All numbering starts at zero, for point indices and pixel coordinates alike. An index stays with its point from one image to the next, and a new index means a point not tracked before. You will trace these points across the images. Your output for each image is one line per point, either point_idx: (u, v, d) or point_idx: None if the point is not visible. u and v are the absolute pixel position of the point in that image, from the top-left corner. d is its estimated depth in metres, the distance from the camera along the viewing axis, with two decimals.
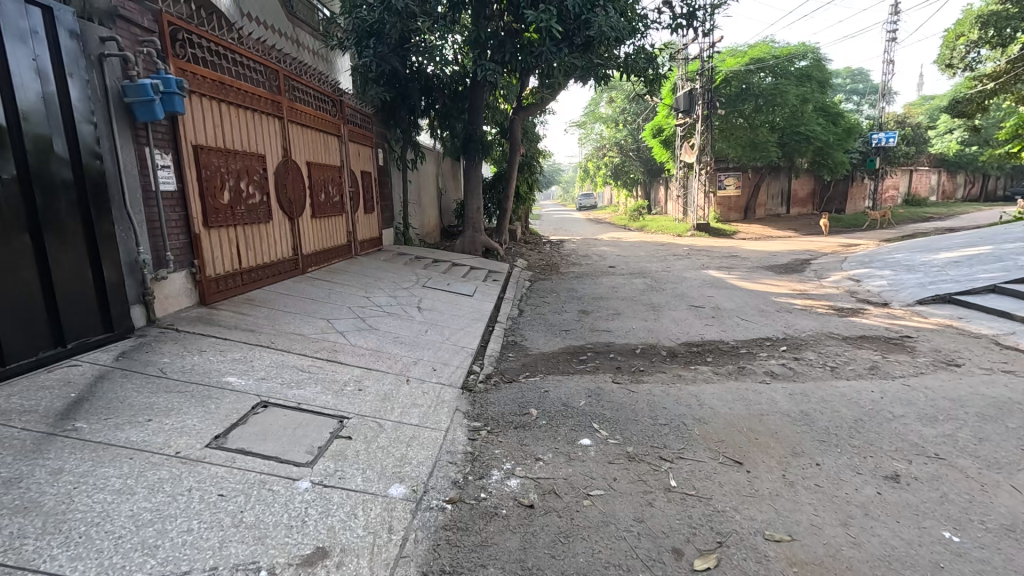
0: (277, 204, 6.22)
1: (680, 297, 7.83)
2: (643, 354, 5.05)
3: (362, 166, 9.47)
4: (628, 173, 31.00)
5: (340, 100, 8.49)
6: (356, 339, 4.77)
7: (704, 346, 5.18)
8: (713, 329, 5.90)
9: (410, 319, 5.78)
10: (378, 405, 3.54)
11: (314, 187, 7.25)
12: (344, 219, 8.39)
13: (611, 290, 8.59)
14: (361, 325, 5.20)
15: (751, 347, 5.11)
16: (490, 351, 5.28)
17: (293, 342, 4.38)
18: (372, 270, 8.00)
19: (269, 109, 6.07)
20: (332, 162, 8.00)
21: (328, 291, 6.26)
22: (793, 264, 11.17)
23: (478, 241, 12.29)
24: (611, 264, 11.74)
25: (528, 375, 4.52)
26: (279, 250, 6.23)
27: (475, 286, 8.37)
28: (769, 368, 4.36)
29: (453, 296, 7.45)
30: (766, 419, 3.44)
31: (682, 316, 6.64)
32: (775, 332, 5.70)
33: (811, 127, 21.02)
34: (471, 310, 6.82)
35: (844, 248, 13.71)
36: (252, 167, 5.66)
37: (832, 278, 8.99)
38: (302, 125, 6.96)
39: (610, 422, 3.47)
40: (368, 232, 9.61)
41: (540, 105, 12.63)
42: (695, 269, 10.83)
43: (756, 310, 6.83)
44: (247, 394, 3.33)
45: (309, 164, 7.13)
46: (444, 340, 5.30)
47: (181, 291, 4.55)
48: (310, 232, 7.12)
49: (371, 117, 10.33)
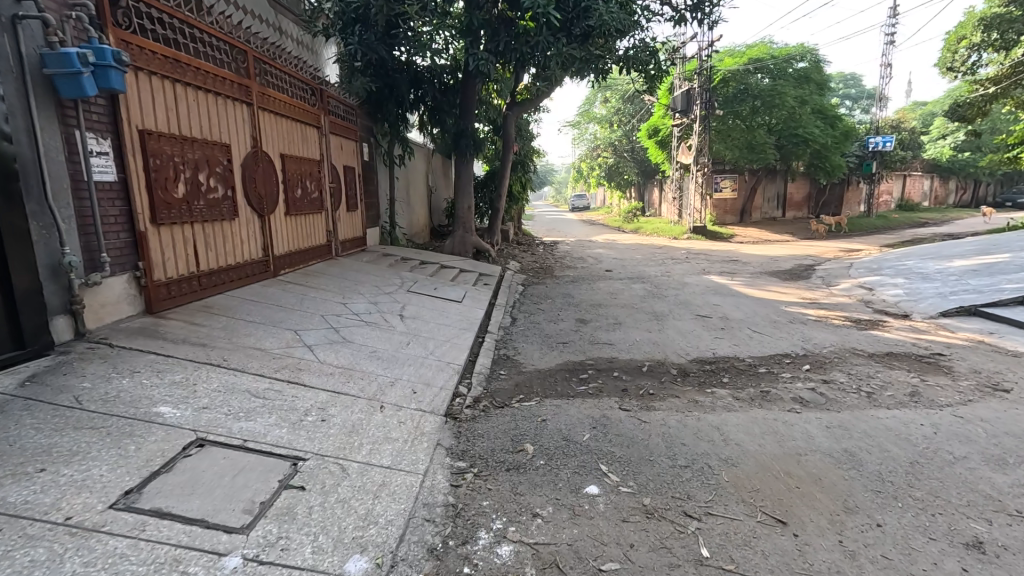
0: (244, 199, 5.61)
1: (684, 306, 7.30)
2: (650, 372, 4.51)
3: (346, 160, 8.86)
4: (622, 174, 30.59)
5: (321, 89, 7.87)
6: (325, 354, 4.17)
7: (717, 365, 4.66)
8: (725, 343, 5.38)
9: (390, 330, 5.19)
10: (343, 442, 2.95)
11: (289, 182, 6.63)
12: (323, 217, 7.77)
13: (610, 296, 8.06)
14: (333, 337, 4.59)
15: (770, 366, 4.59)
16: (479, 368, 4.70)
17: (249, 359, 3.77)
18: (352, 273, 7.39)
19: (236, 93, 5.45)
20: (310, 155, 7.38)
21: (300, 297, 5.64)
22: (798, 270, 10.71)
23: (468, 241, 11.69)
24: (607, 267, 11.23)
25: (522, 399, 3.95)
26: (246, 251, 5.61)
27: (464, 290, 7.78)
28: (798, 393, 3.83)
29: (440, 302, 6.86)
30: (805, 459, 2.90)
31: (689, 327, 6.10)
32: (793, 347, 5.19)
33: (810, 129, 20.66)
34: (460, 318, 6.24)
35: (846, 253, 13.33)
36: (214, 157, 5.04)
37: (842, 286, 8.52)
38: (276, 114, 6.35)
39: (621, 463, 2.91)
40: (350, 231, 8.99)
41: (535, 100, 12.08)
42: (696, 274, 10.34)
43: (767, 321, 6.33)
44: (180, 429, 2.73)
45: (284, 157, 6.52)
46: (428, 354, 4.71)
47: (120, 298, 3.92)
48: (284, 231, 6.51)
49: (356, 109, 9.72)
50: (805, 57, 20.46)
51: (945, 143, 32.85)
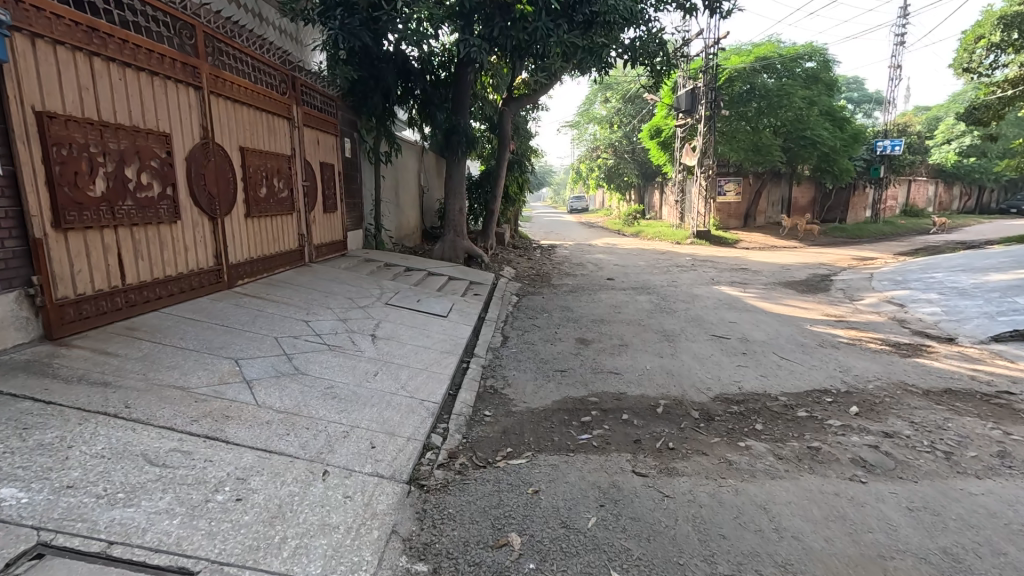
0: (189, 198, 4.79)
1: (697, 323, 6.51)
2: (666, 415, 3.73)
3: (323, 156, 8.05)
4: (623, 176, 29.91)
5: (294, 76, 7.04)
6: (267, 394, 3.36)
7: (747, 406, 3.88)
8: (752, 375, 4.58)
9: (357, 357, 4.37)
10: (257, 537, 2.13)
11: (250, 179, 5.81)
12: (293, 219, 6.94)
13: (613, 310, 7.27)
14: (282, 369, 3.77)
15: (812, 409, 3.80)
16: (460, 405, 3.89)
17: (160, 404, 2.94)
18: (325, 282, 6.58)
19: (179, 73, 4.63)
20: (278, 149, 6.55)
21: (255, 314, 4.83)
22: (814, 281, 9.96)
23: (460, 246, 10.89)
24: (609, 275, 10.46)
25: (510, 455, 3.15)
26: (191, 260, 4.81)
27: (451, 303, 6.98)
28: (858, 452, 3.03)
29: (422, 317, 6.04)
30: (894, 567, 2.10)
31: (706, 352, 5.31)
32: (833, 381, 4.40)
33: (817, 131, 19.96)
34: (442, 338, 5.42)
35: (861, 262, 12.61)
36: (148, 149, 4.23)
37: (868, 301, 7.76)
38: (235, 100, 5.54)
39: (642, 572, 2.10)
40: (327, 235, 8.17)
41: (535, 95, 11.39)
42: (704, 284, 9.57)
43: (794, 343, 5.56)
44: (19, 526, 1.92)
45: (245, 149, 5.71)
46: (398, 390, 3.90)
47: (2, 323, 3.10)
48: (242, 235, 5.69)
49: (337, 101, 8.91)
50: (814, 57, 19.85)
51: (951, 149, 32.28)
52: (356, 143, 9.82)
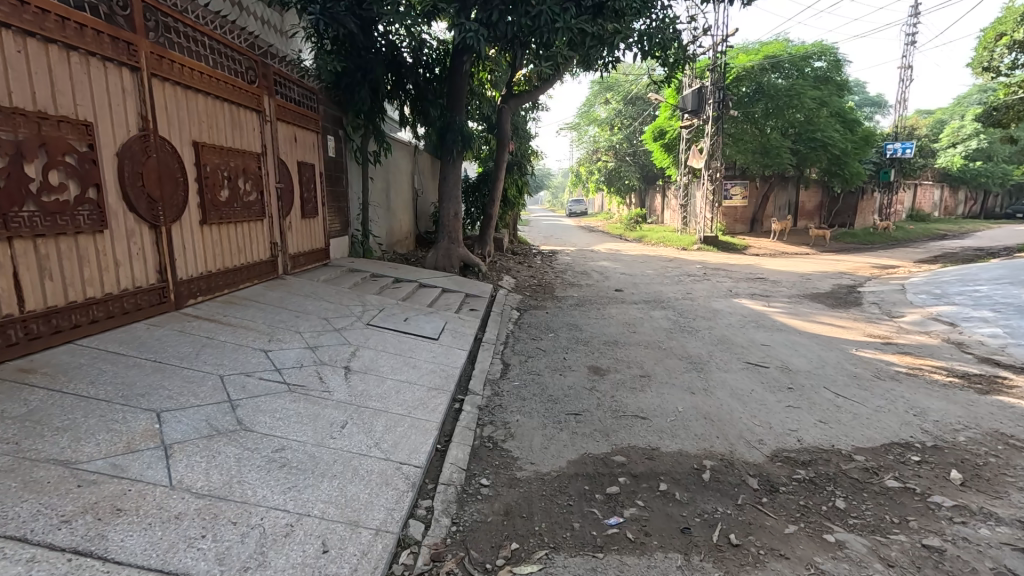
0: (122, 203, 3.94)
1: (725, 346, 5.68)
2: (716, 485, 2.89)
3: (302, 155, 7.20)
4: (624, 180, 29.07)
5: (266, 63, 6.18)
6: (190, 469, 2.49)
7: (818, 469, 3.04)
8: (809, 420, 3.74)
9: (322, 400, 3.50)
10: None
11: (206, 179, 4.96)
12: (261, 225, 6.07)
13: (627, 330, 6.41)
14: (218, 425, 2.91)
15: (903, 476, 2.97)
16: (449, 470, 3.03)
17: (19, 496, 2.06)
18: (298, 299, 5.71)
19: (107, 50, 3.78)
20: (244, 145, 5.69)
21: (201, 343, 3.96)
22: (839, 292, 9.17)
23: (455, 253, 10.03)
24: (618, 286, 9.66)
25: (516, 559, 2.31)
26: (123, 278, 3.94)
27: (444, 321, 6.14)
28: (998, 558, 2.22)
29: (408, 341, 5.18)
30: None
31: (745, 387, 4.45)
32: (911, 430, 3.57)
33: (828, 133, 19.20)
34: (431, 369, 4.55)
35: (882, 270, 11.85)
36: (59, 141, 3.39)
37: (910, 317, 6.97)
38: (187, 87, 4.69)
39: None
40: (306, 242, 7.31)
41: (537, 91, 10.56)
42: (722, 296, 8.76)
43: (846, 374, 4.74)
44: None
45: (199, 145, 4.86)
46: (370, 449, 3.03)
47: None
48: (196, 245, 4.83)
49: (319, 94, 8.03)
50: (824, 55, 19.13)
51: (957, 152, 32.25)
52: (341, 141, 8.97)
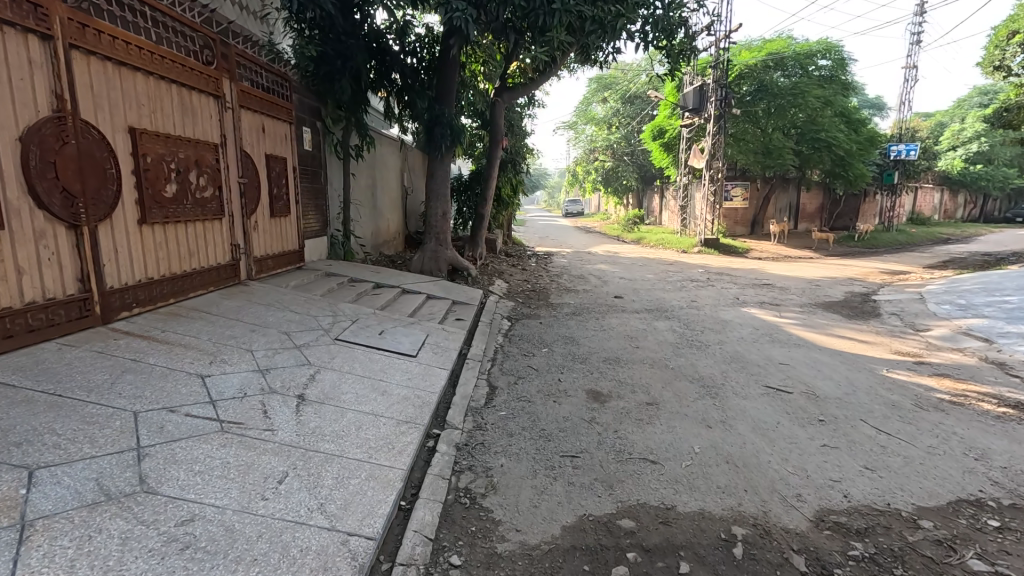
0: (26, 197, 3.28)
1: (740, 366, 5.06)
2: (752, 566, 2.26)
3: (271, 148, 6.52)
4: (621, 180, 28.50)
5: (226, 43, 5.50)
6: (47, 563, 1.82)
7: (877, 541, 2.41)
8: (853, 467, 3.11)
9: (260, 445, 2.83)
10: None
11: (146, 171, 4.28)
12: (219, 225, 5.39)
13: (629, 344, 5.77)
14: (110, 487, 2.25)
15: (988, 554, 2.35)
16: (411, 543, 2.38)
17: None
18: (258, 309, 5.04)
19: (5, 11, 3.11)
20: (197, 133, 5.01)
21: (121, 367, 3.27)
22: (853, 301, 8.58)
23: (443, 256, 9.38)
24: (617, 293, 9.04)
25: None
26: (28, 290, 3.28)
27: (424, 334, 5.48)
28: None
29: (380, 359, 4.52)
30: None
31: (770, 419, 3.81)
32: (979, 482, 2.95)
33: (833, 133, 18.61)
34: (403, 396, 3.89)
35: (893, 277, 11.29)
36: None
37: (937, 331, 6.38)
38: (121, 63, 4.02)
39: None
40: (276, 244, 6.63)
41: (533, 83, 9.88)
42: (730, 305, 8.14)
43: (883, 403, 4.13)
44: None
45: (138, 131, 4.19)
46: (312, 515, 2.38)
47: None
48: (133, 248, 4.17)
49: (294, 82, 7.37)
50: (828, 54, 18.62)
51: (957, 155, 31.93)
52: (319, 134, 8.28)
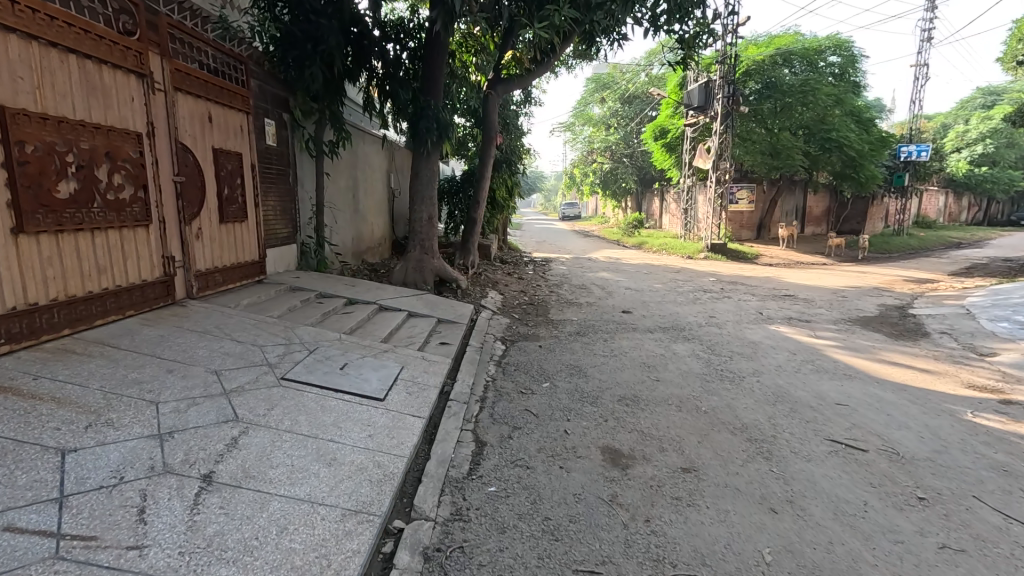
0: None
1: (789, 407, 4.09)
2: None
3: (220, 141, 5.51)
4: (620, 182, 27.55)
5: (152, 10, 4.50)
6: None
7: None
8: None
9: None
10: None
11: (23, 163, 3.27)
12: (145, 233, 4.35)
13: (646, 377, 4.77)
14: None
15: None
16: None
17: None
18: (188, 338, 4.01)
19: None
20: (111, 118, 3.99)
21: None
22: (890, 316, 7.62)
23: (428, 266, 8.38)
24: (625, 306, 8.07)
25: None
26: None
27: (397, 367, 4.45)
28: None
29: (336, 407, 3.51)
30: None
31: (853, 498, 2.81)
32: None
33: (845, 132, 17.66)
34: (359, 466, 2.88)
35: (921, 286, 10.34)
36: None
37: (1007, 356, 5.42)
38: None
39: None
40: (227, 255, 5.59)
41: (531, 73, 8.85)
42: (754, 321, 7.18)
43: (993, 468, 3.15)
44: None
45: (11, 112, 3.19)
46: None
47: None
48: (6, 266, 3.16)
49: (252, 66, 6.33)
50: (838, 50, 17.76)
51: (961, 157, 30.92)
52: (286, 128, 7.22)
